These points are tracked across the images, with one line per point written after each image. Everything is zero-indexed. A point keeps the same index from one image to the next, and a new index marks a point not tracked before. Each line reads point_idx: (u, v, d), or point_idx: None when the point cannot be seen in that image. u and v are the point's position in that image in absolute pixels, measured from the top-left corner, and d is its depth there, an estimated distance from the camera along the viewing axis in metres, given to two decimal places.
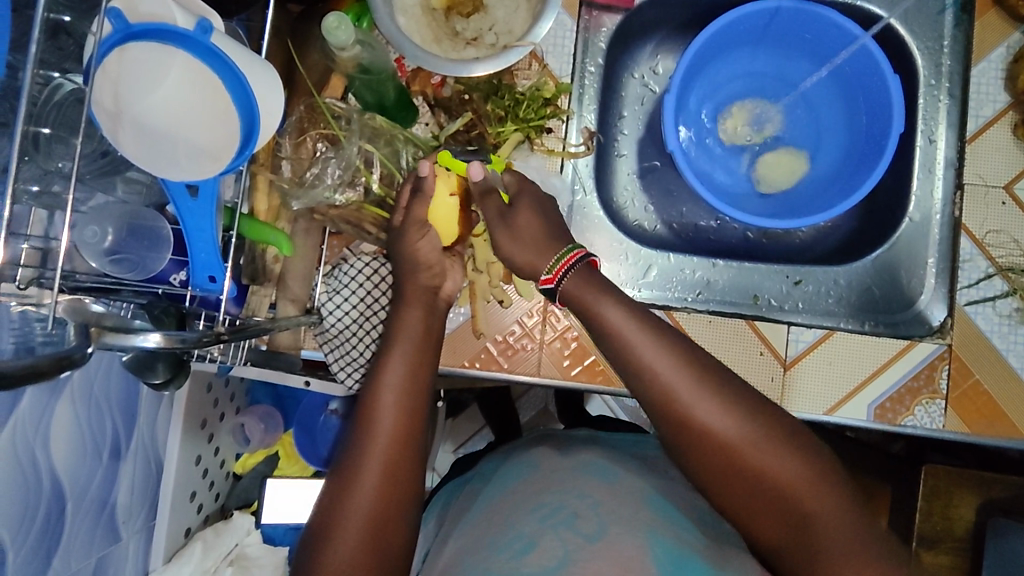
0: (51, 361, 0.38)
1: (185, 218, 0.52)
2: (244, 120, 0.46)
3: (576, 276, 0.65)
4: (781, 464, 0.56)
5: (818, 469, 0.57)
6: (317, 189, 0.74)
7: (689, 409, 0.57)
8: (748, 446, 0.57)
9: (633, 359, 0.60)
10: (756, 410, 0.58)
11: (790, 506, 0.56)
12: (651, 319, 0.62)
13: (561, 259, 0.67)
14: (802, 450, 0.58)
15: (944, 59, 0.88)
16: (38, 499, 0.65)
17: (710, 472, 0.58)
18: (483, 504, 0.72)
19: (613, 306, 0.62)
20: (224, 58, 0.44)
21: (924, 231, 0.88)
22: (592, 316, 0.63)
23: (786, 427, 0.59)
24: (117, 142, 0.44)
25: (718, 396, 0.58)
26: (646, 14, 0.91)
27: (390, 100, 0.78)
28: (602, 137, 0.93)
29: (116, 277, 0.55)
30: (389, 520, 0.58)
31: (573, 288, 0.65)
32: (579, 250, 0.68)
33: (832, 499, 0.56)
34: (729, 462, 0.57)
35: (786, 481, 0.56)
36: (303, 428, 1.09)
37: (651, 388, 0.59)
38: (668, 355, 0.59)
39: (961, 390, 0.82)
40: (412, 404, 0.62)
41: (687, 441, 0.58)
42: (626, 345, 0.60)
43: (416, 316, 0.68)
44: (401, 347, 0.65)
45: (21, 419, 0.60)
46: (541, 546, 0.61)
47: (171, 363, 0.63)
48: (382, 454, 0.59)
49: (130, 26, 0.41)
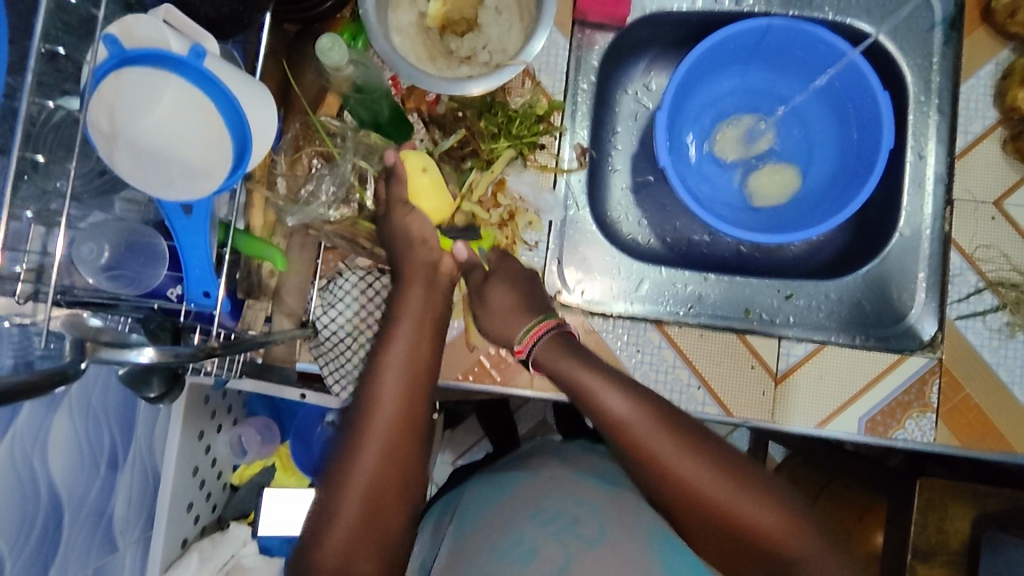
0: (45, 376, 0.39)
1: (179, 236, 0.53)
2: (237, 140, 0.48)
3: (550, 341, 0.73)
4: (748, 499, 0.63)
5: (780, 505, 0.64)
6: (313, 206, 0.76)
7: (661, 457, 0.64)
8: (716, 487, 0.63)
9: (608, 412, 0.67)
10: (727, 462, 0.65)
11: (757, 539, 0.63)
12: (619, 375, 0.70)
13: (528, 332, 0.74)
14: (775, 497, 0.64)
15: (933, 75, 0.89)
16: (35, 509, 0.66)
17: (685, 511, 0.65)
18: (477, 511, 0.73)
19: (587, 368, 0.70)
20: (216, 80, 0.45)
21: (914, 245, 0.88)
22: (567, 376, 0.70)
23: (748, 465, 0.66)
24: (112, 162, 0.45)
25: (684, 442, 0.65)
26: (639, 32, 0.92)
27: (385, 117, 0.79)
28: (596, 152, 0.94)
29: (113, 293, 0.57)
30: (390, 506, 0.62)
31: (547, 353, 0.72)
32: (545, 322, 0.74)
33: (795, 527, 0.63)
34: (701, 503, 0.63)
35: (754, 514, 0.63)
36: (300, 439, 1.11)
37: (626, 437, 0.66)
38: (638, 408, 0.67)
39: (951, 405, 0.82)
40: (411, 394, 0.66)
41: (663, 487, 0.65)
42: (602, 405, 0.67)
43: (414, 303, 0.71)
44: (401, 338, 0.69)
45: (18, 431, 0.61)
46: (542, 555, 0.62)
47: (166, 377, 0.64)
48: (383, 439, 0.63)
49: (125, 51, 0.43)
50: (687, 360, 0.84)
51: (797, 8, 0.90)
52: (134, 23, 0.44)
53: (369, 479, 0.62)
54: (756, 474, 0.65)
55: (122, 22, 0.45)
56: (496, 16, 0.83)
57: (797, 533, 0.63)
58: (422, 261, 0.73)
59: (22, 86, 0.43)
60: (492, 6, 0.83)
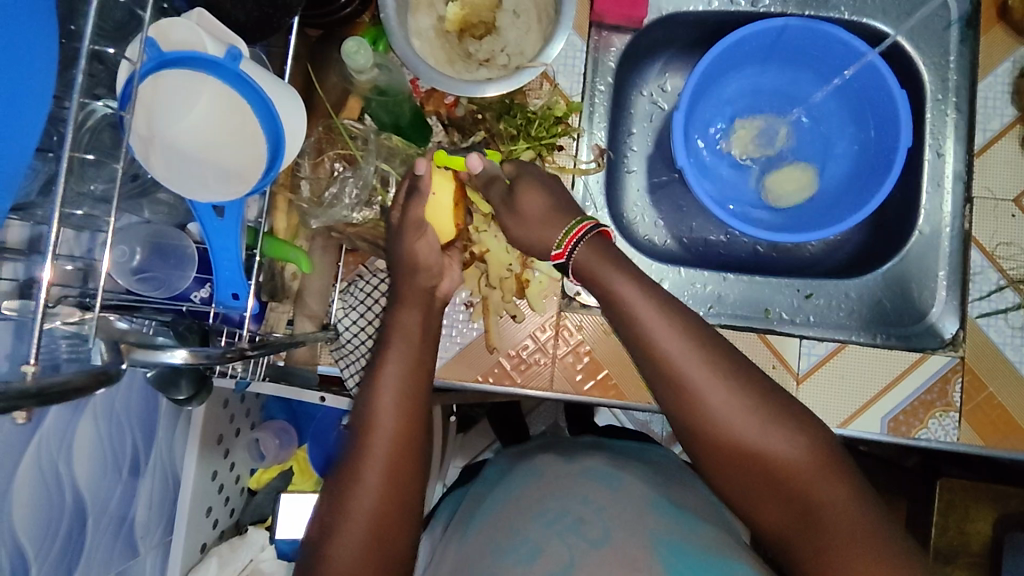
0: (91, 377, 0.39)
1: (210, 237, 0.52)
2: (271, 141, 0.48)
3: (587, 249, 0.67)
4: (804, 462, 0.59)
5: (809, 446, 0.60)
6: (336, 209, 0.77)
7: (715, 418, 0.60)
8: (763, 436, 0.59)
9: (639, 328, 0.62)
10: (761, 392, 0.61)
11: (811, 504, 0.58)
12: (655, 289, 0.64)
13: (568, 234, 0.68)
14: (807, 437, 0.60)
15: (951, 74, 0.89)
16: (60, 514, 0.66)
17: (741, 473, 0.60)
18: (486, 511, 0.73)
19: (654, 310, 0.62)
20: (252, 82, 0.45)
21: (934, 244, 0.88)
22: (619, 313, 0.64)
23: (812, 430, 0.61)
24: (149, 165, 0.45)
25: (737, 389, 0.60)
26: (655, 34, 0.92)
27: (405, 120, 0.79)
28: (613, 154, 0.94)
29: (142, 296, 0.57)
30: (393, 523, 0.60)
31: (589, 263, 0.67)
32: (589, 221, 0.69)
33: (823, 472, 0.59)
34: (764, 464, 0.59)
35: (778, 451, 0.59)
36: (318, 441, 1.10)
37: (686, 396, 0.61)
38: (699, 356, 0.61)
39: (974, 403, 0.82)
40: (413, 407, 0.65)
41: (718, 446, 0.60)
42: (636, 322, 0.62)
43: (408, 323, 0.70)
44: (396, 353, 0.67)
45: (45, 435, 0.62)
46: (547, 552, 0.63)
47: (194, 379, 0.64)
48: (380, 458, 0.61)
49: (163, 54, 0.43)
50: None
51: (814, 7, 0.90)
52: (170, 28, 0.45)
53: (382, 472, 0.61)
54: (786, 409, 0.61)
55: (159, 26, 0.45)
56: (513, 19, 0.83)
57: (860, 513, 0.57)
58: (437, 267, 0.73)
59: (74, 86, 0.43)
60: (510, 8, 0.83)
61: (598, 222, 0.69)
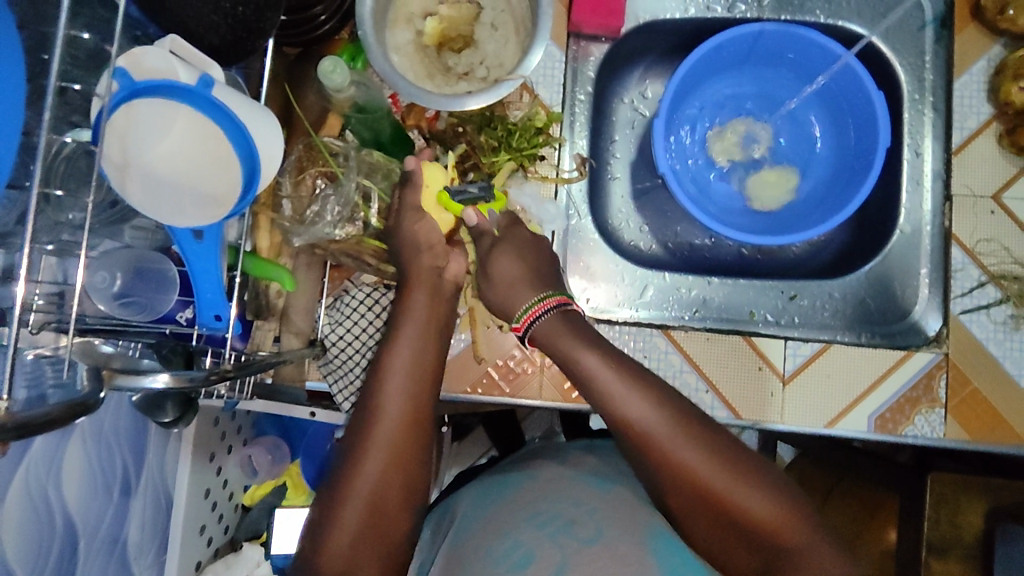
0: (67, 408, 0.39)
1: (189, 260, 0.53)
2: (245, 165, 0.48)
3: (555, 316, 0.71)
4: (775, 514, 0.62)
5: (778, 495, 0.63)
6: (318, 226, 0.76)
7: (689, 476, 0.62)
8: (735, 492, 0.62)
9: (605, 397, 0.65)
10: (726, 450, 0.64)
11: (781, 552, 0.61)
12: (617, 357, 0.68)
13: (528, 311, 0.72)
14: (775, 487, 0.63)
15: (926, 74, 0.90)
16: (50, 538, 0.66)
17: (713, 526, 0.63)
18: (477, 513, 0.73)
19: (620, 381, 0.65)
20: (225, 108, 0.46)
21: (915, 242, 0.88)
22: (586, 381, 0.67)
23: (778, 479, 0.64)
24: (124, 193, 0.46)
25: (705, 450, 0.63)
26: (634, 42, 0.93)
27: (386, 135, 0.80)
28: (595, 162, 0.95)
29: (126, 319, 0.58)
30: (389, 510, 0.62)
31: (551, 332, 0.70)
32: (551, 298, 0.72)
33: (793, 520, 0.62)
34: (734, 518, 0.62)
35: (750, 505, 0.62)
36: (309, 457, 1.12)
37: (660, 463, 0.63)
38: (666, 422, 0.63)
39: (959, 399, 0.83)
40: (418, 396, 0.65)
41: (690, 504, 0.63)
42: (602, 391, 0.66)
43: (418, 309, 0.70)
44: (405, 340, 0.67)
45: (33, 460, 0.62)
46: (538, 557, 0.63)
47: (181, 401, 0.65)
48: (383, 446, 0.62)
49: (134, 83, 0.43)
50: (694, 365, 0.84)
51: (790, 12, 0.91)
52: (142, 55, 0.45)
53: (383, 462, 0.62)
54: (753, 463, 0.64)
55: (130, 53, 0.45)
56: (491, 32, 0.84)
57: (824, 554, 0.61)
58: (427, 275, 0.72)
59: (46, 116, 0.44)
60: (488, 21, 0.84)
61: (561, 296, 0.73)
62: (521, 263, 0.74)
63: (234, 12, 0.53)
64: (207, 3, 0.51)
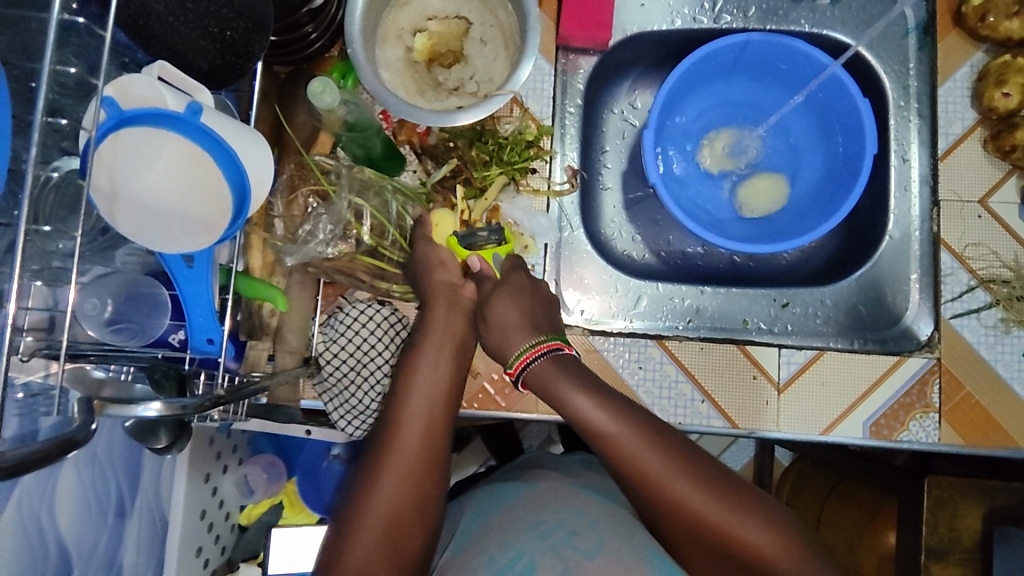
0: (58, 443, 0.38)
1: (180, 285, 0.52)
2: (235, 192, 0.48)
3: (548, 360, 0.71)
4: (773, 544, 0.61)
5: (775, 525, 0.62)
6: (310, 245, 0.77)
7: (686, 506, 0.62)
8: (732, 523, 0.61)
9: (596, 432, 0.65)
10: (720, 481, 0.63)
11: None
12: (607, 393, 0.68)
13: (521, 355, 0.71)
14: (773, 518, 0.63)
15: (910, 81, 0.91)
16: (44, 568, 0.66)
17: (713, 555, 0.63)
18: (475, 523, 0.73)
19: (612, 415, 0.65)
20: (214, 135, 0.46)
21: (904, 247, 0.89)
22: (577, 417, 0.67)
23: (771, 504, 0.64)
24: (113, 221, 0.46)
25: (700, 482, 0.63)
26: (621, 53, 0.94)
27: (377, 152, 0.80)
28: (587, 173, 0.95)
29: (119, 345, 0.57)
30: (407, 524, 0.62)
31: (542, 372, 0.70)
32: (548, 342, 0.72)
33: (790, 551, 0.61)
34: (733, 547, 0.62)
35: (748, 536, 0.61)
36: (307, 475, 1.10)
37: (656, 494, 0.63)
38: (659, 455, 0.63)
39: (953, 403, 0.83)
40: (437, 412, 0.67)
41: (689, 535, 0.63)
42: (593, 427, 0.65)
43: (438, 324, 0.73)
44: (427, 358, 0.70)
45: (25, 488, 0.62)
46: (540, 566, 0.63)
47: (173, 428, 0.64)
48: (406, 455, 0.63)
49: (122, 112, 0.43)
50: (690, 375, 0.84)
51: (775, 22, 0.92)
52: (130, 84, 0.45)
53: (403, 476, 0.62)
54: (747, 493, 0.64)
55: (117, 83, 0.45)
56: (480, 47, 0.85)
57: None
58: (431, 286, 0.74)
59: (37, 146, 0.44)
60: (477, 36, 0.85)
61: (556, 341, 0.73)
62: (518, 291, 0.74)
63: (223, 37, 0.53)
64: (195, 27, 0.51)
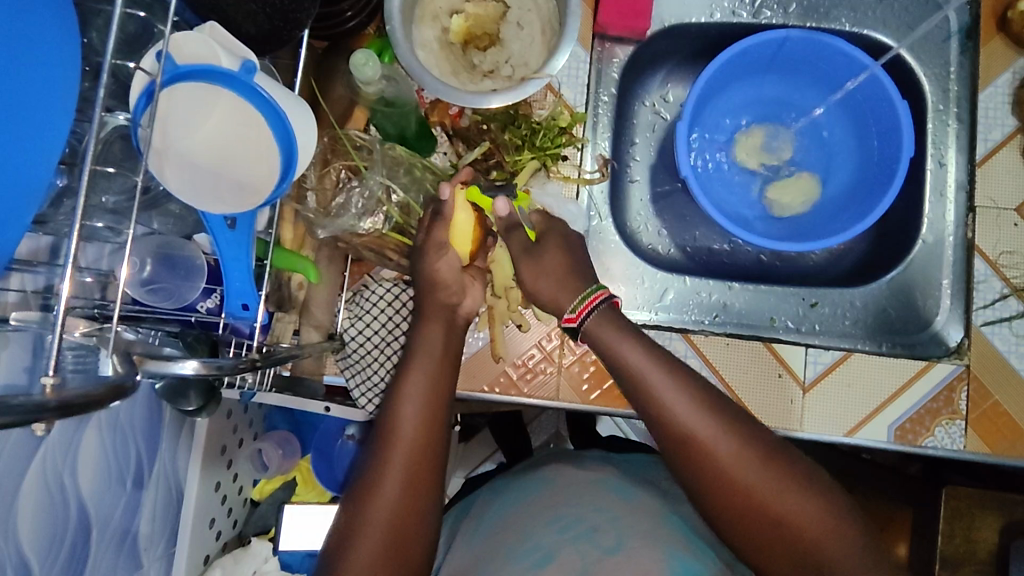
0: (109, 391, 0.38)
1: (219, 248, 0.52)
2: (284, 153, 0.48)
3: (600, 318, 0.67)
4: (816, 520, 0.60)
5: (820, 500, 0.61)
6: (343, 218, 0.76)
7: (731, 475, 0.61)
8: (776, 495, 0.61)
9: (649, 395, 0.64)
10: (767, 450, 0.63)
11: (819, 559, 0.60)
12: (663, 355, 0.66)
13: (584, 299, 0.68)
14: (818, 493, 0.62)
15: (951, 84, 0.90)
16: (65, 528, 0.66)
17: (764, 545, 0.62)
18: (494, 517, 0.73)
19: (666, 380, 0.64)
20: (264, 93, 0.45)
21: (938, 252, 0.88)
22: (628, 378, 0.65)
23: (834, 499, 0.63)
24: (162, 177, 0.46)
25: (747, 450, 0.62)
26: (657, 44, 0.93)
27: (411, 131, 0.81)
28: (616, 164, 0.95)
29: (150, 305, 0.58)
30: (408, 533, 0.61)
31: (597, 329, 0.67)
32: (601, 291, 0.69)
33: (832, 527, 0.60)
34: (788, 537, 0.61)
35: (791, 508, 0.60)
36: (320, 452, 1.09)
37: (702, 460, 0.62)
38: (711, 421, 0.62)
39: (981, 411, 0.82)
40: (434, 415, 0.65)
41: (724, 507, 0.62)
42: (648, 388, 0.64)
43: (435, 337, 0.69)
44: (420, 365, 0.67)
45: (50, 446, 0.62)
46: (559, 559, 0.63)
47: (202, 391, 0.68)
48: (405, 463, 0.62)
49: (178, 67, 0.43)
50: (714, 369, 0.84)
51: (815, 20, 0.91)
52: (184, 41, 0.45)
53: (402, 484, 0.62)
54: (794, 466, 0.63)
55: (172, 40, 0.45)
56: (517, 31, 0.84)
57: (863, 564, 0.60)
58: (457, 280, 0.72)
59: (92, 101, 0.43)
60: (515, 21, 0.84)
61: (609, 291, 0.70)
62: (562, 256, 0.73)
63: (272, 1, 0.53)
64: None
